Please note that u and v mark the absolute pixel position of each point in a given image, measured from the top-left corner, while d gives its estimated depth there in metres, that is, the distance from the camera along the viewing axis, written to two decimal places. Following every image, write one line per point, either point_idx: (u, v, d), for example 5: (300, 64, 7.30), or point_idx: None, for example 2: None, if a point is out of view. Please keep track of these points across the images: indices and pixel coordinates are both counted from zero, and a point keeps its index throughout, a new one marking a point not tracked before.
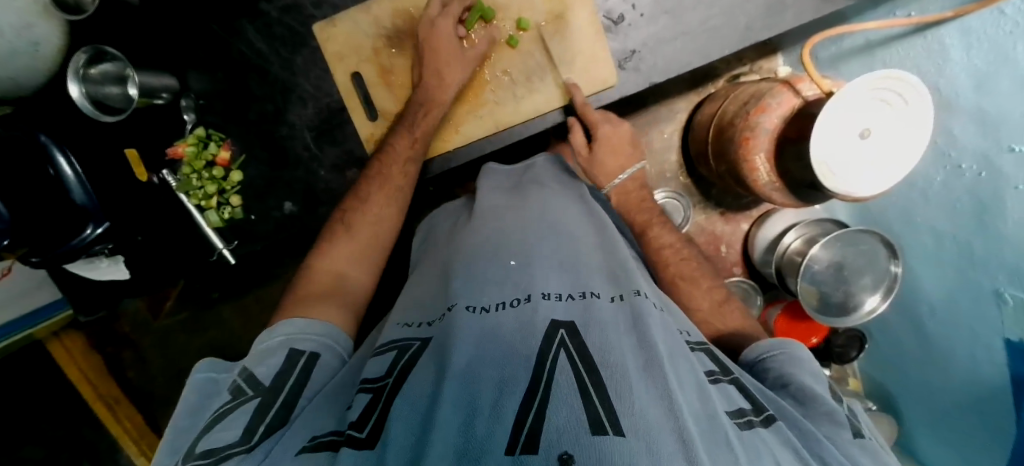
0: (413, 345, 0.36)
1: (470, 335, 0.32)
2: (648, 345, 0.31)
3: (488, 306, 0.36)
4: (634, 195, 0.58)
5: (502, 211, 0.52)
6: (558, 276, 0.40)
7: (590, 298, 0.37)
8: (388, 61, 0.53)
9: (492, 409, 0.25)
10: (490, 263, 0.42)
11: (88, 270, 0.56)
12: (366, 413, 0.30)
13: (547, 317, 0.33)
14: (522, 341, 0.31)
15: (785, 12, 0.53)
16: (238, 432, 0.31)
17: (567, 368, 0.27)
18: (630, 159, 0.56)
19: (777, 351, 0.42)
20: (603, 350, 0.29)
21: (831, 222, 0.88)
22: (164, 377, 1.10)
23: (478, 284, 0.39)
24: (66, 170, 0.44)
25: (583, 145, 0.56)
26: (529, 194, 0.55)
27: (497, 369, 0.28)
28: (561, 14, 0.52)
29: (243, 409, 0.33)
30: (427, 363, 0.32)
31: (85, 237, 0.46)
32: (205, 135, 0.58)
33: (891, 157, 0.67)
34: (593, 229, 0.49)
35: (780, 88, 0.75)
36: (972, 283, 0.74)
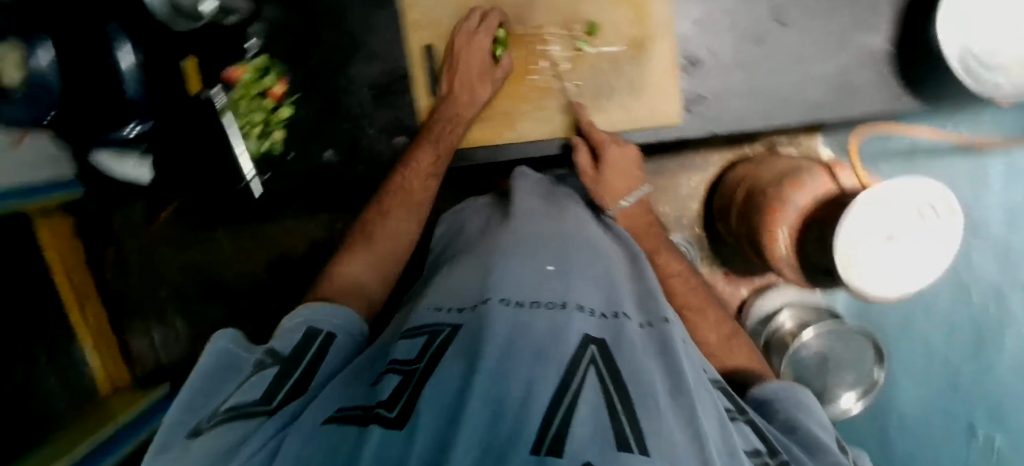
0: (443, 331, 0.37)
1: (503, 326, 0.34)
2: (679, 376, 0.33)
3: (522, 301, 0.37)
4: (645, 218, 0.56)
5: (541, 216, 0.53)
6: (594, 290, 0.41)
7: (621, 319, 0.38)
8: (463, 42, 0.53)
9: (518, 409, 0.25)
10: (527, 264, 0.43)
11: (114, 164, 0.52)
12: (395, 395, 0.30)
13: (580, 330, 0.35)
14: (554, 342, 0.32)
15: (854, 99, 0.55)
16: (258, 393, 0.32)
17: (596, 385, 0.29)
18: (636, 182, 0.51)
19: (780, 394, 0.42)
20: (633, 374, 0.31)
21: (829, 310, 0.89)
22: (141, 285, 1.09)
23: (513, 281, 0.41)
24: (124, 63, 0.44)
25: (588, 166, 0.53)
26: (566, 205, 0.56)
27: (529, 366, 0.29)
28: (643, 43, 0.53)
29: (263, 376, 0.34)
30: (457, 351, 0.33)
31: (124, 132, 0.49)
32: (266, 65, 0.57)
33: (910, 263, 0.69)
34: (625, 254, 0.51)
35: (820, 170, 0.77)
36: (942, 407, 0.80)
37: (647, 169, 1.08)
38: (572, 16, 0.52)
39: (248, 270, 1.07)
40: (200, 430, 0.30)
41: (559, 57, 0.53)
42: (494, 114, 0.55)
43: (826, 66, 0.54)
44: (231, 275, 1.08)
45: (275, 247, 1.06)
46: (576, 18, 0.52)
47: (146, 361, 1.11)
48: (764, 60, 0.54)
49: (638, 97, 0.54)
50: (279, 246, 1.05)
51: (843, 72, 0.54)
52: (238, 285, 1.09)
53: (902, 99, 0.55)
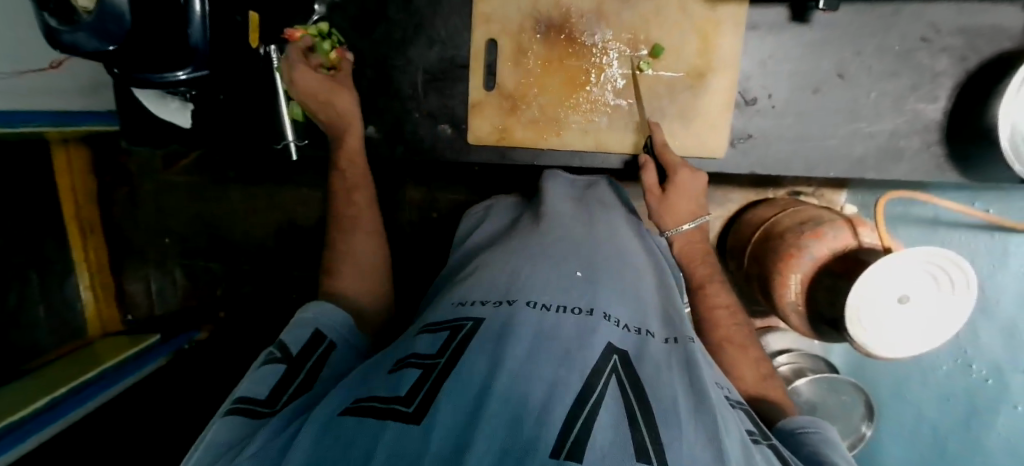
0: (465, 326, 0.37)
1: (530, 329, 0.35)
2: (702, 391, 0.34)
3: (550, 304, 0.39)
4: (698, 247, 0.56)
5: (573, 221, 0.53)
6: (621, 301, 0.42)
7: (644, 336, 0.39)
8: (527, 42, 0.53)
9: (539, 412, 0.26)
10: (555, 269, 0.44)
11: (156, 104, 0.56)
12: (414, 390, 0.30)
13: (605, 338, 0.36)
14: (580, 349, 0.33)
15: (898, 163, 0.55)
16: (265, 390, 0.34)
17: (617, 395, 0.30)
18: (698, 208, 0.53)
19: (812, 429, 0.41)
20: (654, 387, 0.33)
21: (825, 362, 0.91)
22: (148, 228, 1.09)
23: (541, 286, 0.42)
24: (196, 7, 0.44)
25: (656, 185, 0.52)
26: (597, 211, 0.57)
27: (552, 372, 0.30)
28: (703, 73, 0.53)
29: (268, 371, 0.36)
30: (483, 344, 0.33)
31: (173, 77, 0.48)
32: (326, 32, 0.55)
33: (915, 331, 0.69)
34: (653, 269, 0.52)
35: (841, 223, 0.77)
36: None
37: None
38: (639, 34, 0.52)
39: (257, 231, 1.07)
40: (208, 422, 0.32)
41: (618, 74, 0.53)
42: (543, 119, 0.55)
43: (878, 126, 0.54)
44: (239, 232, 1.08)
45: (286, 212, 1.05)
46: (643, 38, 0.52)
47: (139, 306, 1.11)
48: (818, 109, 0.54)
49: (689, 125, 0.54)
50: (292, 211, 1.05)
51: (893, 134, 0.55)
52: (244, 244, 1.09)
53: (947, 170, 0.55)
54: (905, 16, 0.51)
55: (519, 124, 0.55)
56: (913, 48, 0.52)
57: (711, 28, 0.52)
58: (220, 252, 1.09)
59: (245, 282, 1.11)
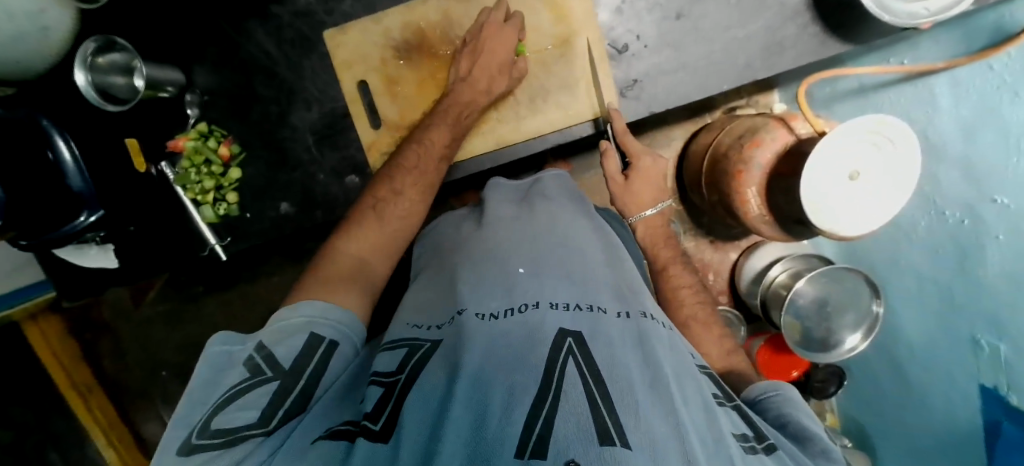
0: (423, 346, 0.38)
1: (481, 337, 0.35)
2: (657, 368, 0.33)
3: (497, 313, 0.38)
4: (660, 230, 0.62)
5: (511, 222, 0.53)
6: (566, 286, 0.42)
7: (597, 312, 0.39)
8: (395, 72, 0.54)
9: (503, 410, 0.26)
10: (500, 270, 0.44)
11: (76, 256, 0.55)
12: (380, 405, 0.32)
13: (555, 325, 0.36)
14: (532, 348, 0.33)
15: (783, 53, 0.56)
16: (257, 413, 0.33)
17: (575, 376, 0.29)
18: (660, 194, 0.60)
19: (773, 392, 0.42)
20: (609, 366, 0.31)
21: (817, 257, 0.91)
22: (141, 369, 1.08)
23: (484, 291, 0.42)
24: (65, 154, 0.44)
25: (618, 173, 0.59)
26: (537, 205, 0.57)
27: (508, 373, 0.30)
28: (567, 39, 0.54)
29: (260, 391, 0.34)
30: (439, 362, 0.34)
31: (78, 224, 0.46)
32: (208, 130, 0.57)
33: (877, 203, 0.69)
34: (600, 247, 0.52)
35: (775, 124, 0.77)
36: (949, 330, 0.77)
37: None
38: None
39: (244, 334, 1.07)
40: (192, 444, 0.31)
41: None
42: None
43: (749, 26, 0.55)
44: (226, 340, 1.06)
45: (263, 306, 1.04)
46: None
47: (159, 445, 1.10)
48: (688, 33, 0.55)
49: (575, 92, 0.55)
50: (267, 303, 1.04)
51: (768, 28, 0.55)
52: None
53: (832, 43, 0.55)
54: None
55: None
56: None
57: None
58: None
59: None
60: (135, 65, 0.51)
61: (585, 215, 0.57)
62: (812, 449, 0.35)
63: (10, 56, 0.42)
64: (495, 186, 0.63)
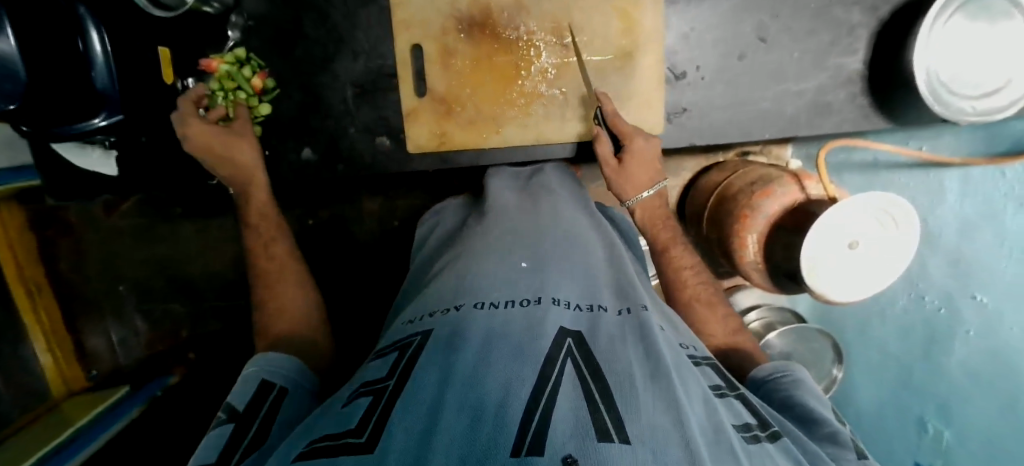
0: (414, 341, 0.37)
1: (479, 331, 0.34)
2: (658, 357, 0.33)
3: (498, 301, 0.38)
4: (660, 211, 0.55)
5: (517, 213, 0.52)
6: (569, 284, 0.42)
7: (597, 311, 0.39)
8: (453, 43, 0.53)
9: (496, 412, 0.25)
10: (503, 264, 0.44)
11: (77, 156, 0.52)
12: (365, 419, 0.28)
13: (555, 323, 0.35)
14: (532, 340, 0.32)
15: (828, 117, 0.57)
16: (213, 452, 0.30)
17: (573, 377, 0.29)
18: (657, 174, 0.53)
19: (782, 373, 0.45)
20: (610, 361, 0.31)
21: (789, 311, 0.94)
22: (99, 279, 1.03)
23: (485, 284, 0.41)
24: (96, 47, 0.42)
25: (611, 156, 0.52)
26: (542, 197, 0.55)
27: (503, 368, 0.29)
28: (631, 53, 0.53)
29: (217, 433, 0.32)
30: (433, 356, 0.33)
31: (90, 125, 0.45)
32: (244, 57, 0.53)
33: (874, 274, 0.72)
34: (602, 243, 0.51)
35: (788, 179, 0.78)
36: (901, 403, 0.83)
37: None
38: (562, 23, 0.52)
39: (218, 266, 1.04)
40: None
41: (546, 64, 0.53)
42: (480, 118, 0.55)
43: (803, 83, 0.56)
44: (199, 266, 1.04)
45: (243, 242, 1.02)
46: (566, 26, 0.52)
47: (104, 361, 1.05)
48: (745, 74, 0.55)
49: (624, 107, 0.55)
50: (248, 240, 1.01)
51: (819, 89, 0.56)
52: (205, 279, 1.05)
53: (874, 118, 0.57)
54: None
55: (457, 126, 0.55)
56: (828, 4, 0.54)
57: (631, 6, 0.52)
58: (182, 292, 1.05)
59: (212, 319, 1.07)
60: None
61: (587, 211, 0.55)
62: (819, 431, 0.37)
63: None
64: (497, 172, 0.60)
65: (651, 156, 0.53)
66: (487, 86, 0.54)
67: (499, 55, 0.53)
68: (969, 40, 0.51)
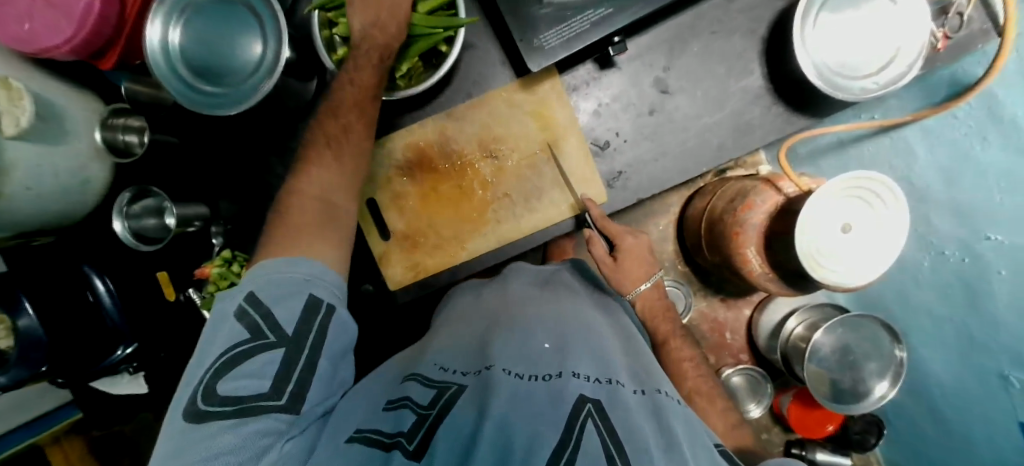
0: (450, 389, 0.41)
1: (506, 393, 0.37)
2: (671, 434, 0.36)
3: (522, 374, 0.41)
4: (658, 303, 0.64)
5: (531, 301, 0.57)
6: (586, 359, 0.44)
7: (615, 385, 0.41)
8: (399, 186, 0.60)
9: (524, 455, 0.31)
10: (526, 340, 0.47)
11: (111, 385, 0.60)
12: (415, 426, 0.36)
13: (575, 391, 0.38)
14: (553, 406, 0.36)
15: (752, 133, 0.61)
16: (266, 383, 0.36)
17: (595, 440, 0.32)
18: (650, 269, 0.63)
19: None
20: (628, 430, 0.34)
21: (831, 306, 0.91)
22: None
23: (510, 351, 0.45)
24: (102, 294, 0.52)
25: (607, 256, 0.61)
26: (562, 294, 0.59)
27: (529, 424, 0.33)
28: (553, 143, 0.59)
29: (271, 357, 0.38)
30: (469, 402, 0.38)
31: (114, 357, 0.53)
32: (231, 255, 0.59)
33: (877, 249, 0.70)
34: (619, 336, 0.54)
35: (763, 186, 0.81)
36: (976, 366, 0.76)
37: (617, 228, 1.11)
38: (486, 138, 0.59)
39: None
40: (201, 412, 0.34)
41: (486, 176, 0.59)
42: (444, 240, 0.60)
43: (718, 113, 0.60)
44: None
45: None
46: (490, 139, 0.59)
47: None
48: (662, 125, 0.60)
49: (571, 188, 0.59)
50: None
51: (734, 113, 0.60)
52: None
53: (796, 119, 0.60)
54: (686, 23, 0.59)
55: (426, 253, 0.61)
56: (709, 42, 0.59)
57: (542, 106, 0.59)
58: None
59: None
60: (166, 206, 0.55)
61: (598, 301, 0.60)
62: None
63: (51, 208, 0.47)
64: (518, 268, 0.66)
65: (642, 256, 0.62)
66: (445, 210, 0.60)
67: (436, 179, 0.60)
68: (846, 32, 0.56)
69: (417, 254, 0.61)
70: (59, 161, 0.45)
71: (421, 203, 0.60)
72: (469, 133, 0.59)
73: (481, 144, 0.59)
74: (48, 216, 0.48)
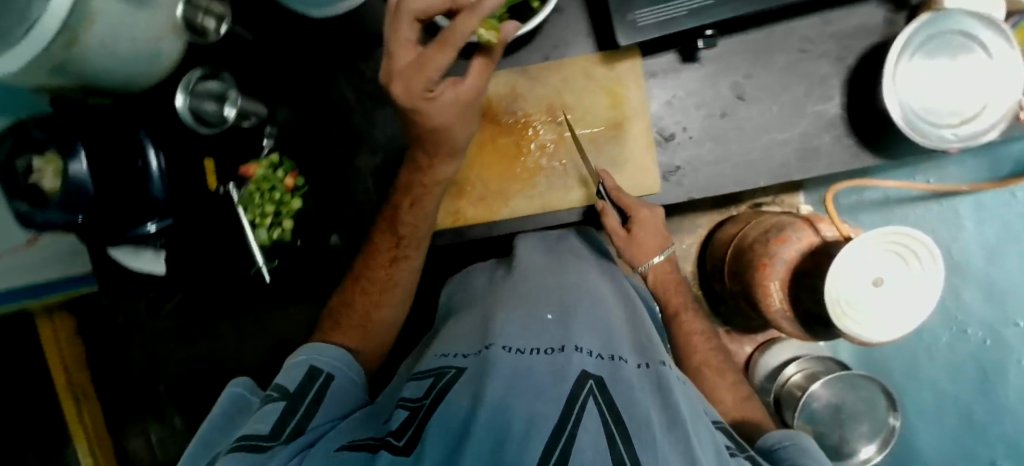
0: (449, 372, 0.41)
1: (505, 373, 0.36)
2: (674, 408, 0.34)
3: (524, 348, 0.40)
4: (670, 276, 0.60)
5: (539, 270, 0.55)
6: (592, 334, 0.43)
7: (618, 361, 0.40)
8: None
9: (519, 442, 0.29)
10: (528, 315, 0.46)
11: (130, 258, 0.59)
12: (404, 426, 0.36)
13: (579, 368, 0.37)
14: (555, 384, 0.35)
15: (818, 159, 0.60)
16: (266, 426, 0.40)
17: (596, 416, 0.31)
18: (664, 241, 0.57)
19: (787, 441, 0.43)
20: (630, 407, 0.33)
21: (835, 362, 0.89)
22: (142, 378, 1.11)
23: (514, 329, 0.44)
24: (152, 163, 0.50)
25: (620, 227, 0.56)
26: (568, 259, 0.58)
27: (527, 405, 0.32)
28: (620, 123, 0.59)
29: (271, 407, 0.42)
30: (464, 387, 0.37)
31: (143, 230, 0.53)
32: (277, 160, 0.61)
33: (902, 314, 0.64)
34: (623, 304, 0.53)
35: (801, 224, 0.73)
36: (969, 454, 0.70)
37: None
38: (555, 103, 0.59)
39: (251, 359, 1.08)
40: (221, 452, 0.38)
41: (545, 139, 0.59)
42: (489, 195, 0.60)
43: (788, 131, 0.59)
44: (234, 359, 1.09)
45: (274, 333, 1.07)
46: (558, 106, 0.59)
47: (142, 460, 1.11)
48: (730, 130, 0.59)
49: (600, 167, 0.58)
50: (285, 334, 1.06)
51: (804, 134, 0.60)
52: (240, 373, 1.09)
53: (863, 156, 0.59)
54: (778, 34, 0.58)
55: (470, 204, 0.61)
56: (796, 59, 0.59)
57: (616, 85, 0.59)
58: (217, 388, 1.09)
59: None
60: (228, 96, 0.56)
61: (607, 274, 0.58)
62: None
63: (119, 72, 0.47)
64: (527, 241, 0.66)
65: (655, 238, 0.56)
66: (502, 165, 0.60)
67: (494, 129, 0.59)
68: (942, 83, 0.55)
69: (460, 209, 0.61)
70: (139, 25, 0.44)
71: (474, 165, 0.60)
72: (540, 93, 0.59)
73: (544, 107, 0.59)
74: (113, 76, 0.47)
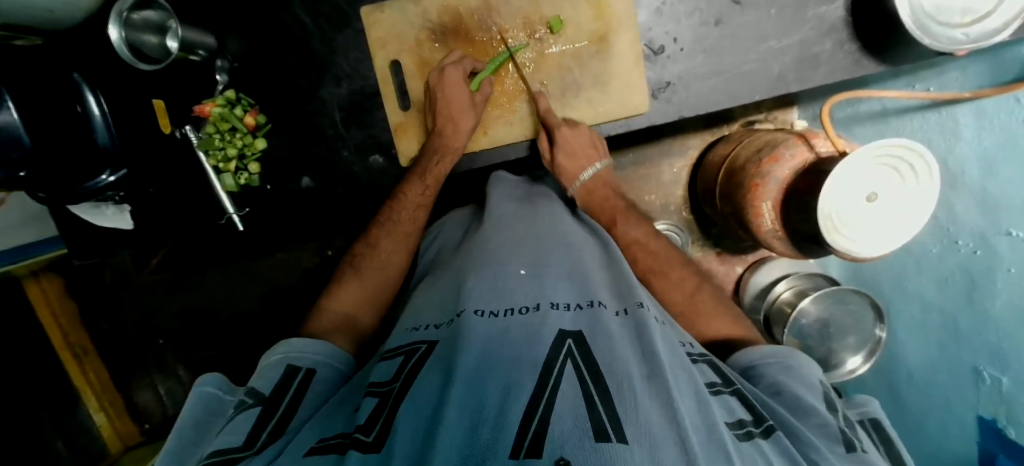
0: (419, 349, 0.40)
1: (479, 335, 0.36)
2: (655, 358, 0.33)
3: (497, 310, 0.39)
4: (599, 193, 0.62)
5: (514, 220, 0.56)
6: (567, 289, 0.43)
7: (596, 312, 0.40)
8: (428, 52, 0.61)
9: (497, 416, 0.27)
10: (503, 271, 0.46)
11: (93, 215, 0.58)
12: (372, 418, 0.33)
13: (554, 327, 0.36)
14: (531, 347, 0.34)
15: (817, 68, 0.56)
16: (241, 436, 0.35)
17: (574, 379, 0.30)
18: (590, 159, 0.60)
19: (773, 358, 0.46)
20: (609, 362, 0.32)
21: (824, 278, 0.89)
22: (137, 333, 1.10)
23: (484, 290, 0.43)
24: (94, 110, 0.44)
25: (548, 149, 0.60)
26: (540, 204, 0.60)
27: (505, 372, 0.31)
28: (605, 36, 0.57)
29: (247, 416, 0.38)
30: (434, 364, 0.36)
31: (98, 182, 0.47)
32: (234, 98, 0.62)
33: (898, 226, 0.61)
34: (601, 246, 0.54)
35: (795, 140, 0.70)
36: (951, 357, 0.71)
37: (629, 161, 1.08)
38: (533, 17, 0.57)
39: (242, 308, 1.08)
40: None
41: (525, 60, 0.59)
42: None
43: (787, 38, 0.55)
44: (226, 309, 1.08)
45: (264, 281, 1.06)
46: (537, 19, 0.57)
47: (152, 412, 1.14)
48: (725, 39, 0.56)
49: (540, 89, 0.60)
50: (273, 279, 1.05)
51: (804, 41, 0.55)
52: (234, 322, 1.09)
53: (864, 62, 0.55)
54: None
55: None
56: None
57: None
58: (213, 337, 1.10)
59: (236, 360, 1.10)
60: (169, 26, 0.52)
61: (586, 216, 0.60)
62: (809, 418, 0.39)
63: (43, 5, 0.39)
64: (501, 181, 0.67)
65: (583, 142, 0.59)
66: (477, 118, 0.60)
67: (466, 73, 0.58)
68: None
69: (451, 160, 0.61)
70: None
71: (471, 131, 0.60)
72: (521, 3, 0.57)
73: (522, 20, 0.57)
74: (40, 11, 0.39)
